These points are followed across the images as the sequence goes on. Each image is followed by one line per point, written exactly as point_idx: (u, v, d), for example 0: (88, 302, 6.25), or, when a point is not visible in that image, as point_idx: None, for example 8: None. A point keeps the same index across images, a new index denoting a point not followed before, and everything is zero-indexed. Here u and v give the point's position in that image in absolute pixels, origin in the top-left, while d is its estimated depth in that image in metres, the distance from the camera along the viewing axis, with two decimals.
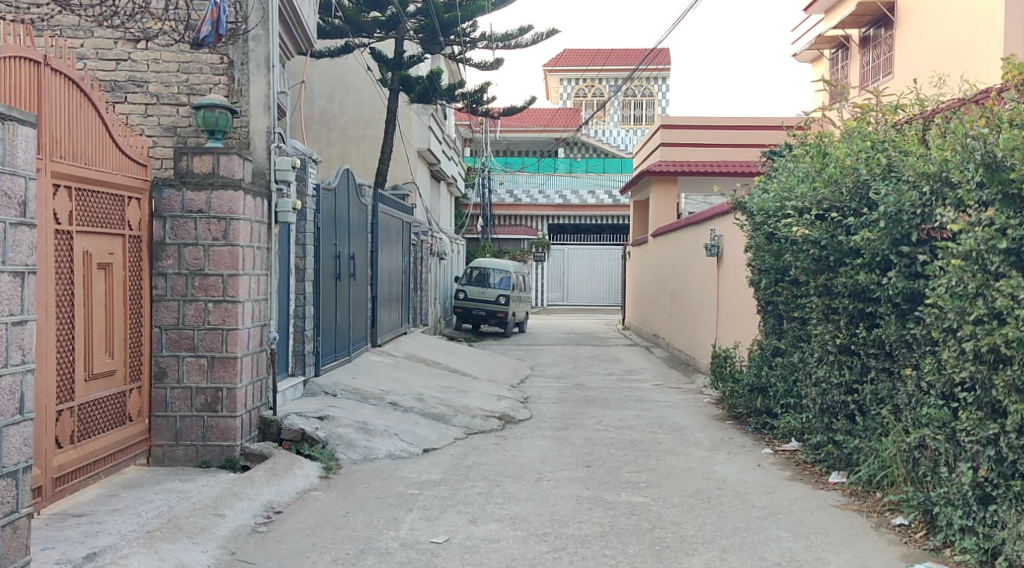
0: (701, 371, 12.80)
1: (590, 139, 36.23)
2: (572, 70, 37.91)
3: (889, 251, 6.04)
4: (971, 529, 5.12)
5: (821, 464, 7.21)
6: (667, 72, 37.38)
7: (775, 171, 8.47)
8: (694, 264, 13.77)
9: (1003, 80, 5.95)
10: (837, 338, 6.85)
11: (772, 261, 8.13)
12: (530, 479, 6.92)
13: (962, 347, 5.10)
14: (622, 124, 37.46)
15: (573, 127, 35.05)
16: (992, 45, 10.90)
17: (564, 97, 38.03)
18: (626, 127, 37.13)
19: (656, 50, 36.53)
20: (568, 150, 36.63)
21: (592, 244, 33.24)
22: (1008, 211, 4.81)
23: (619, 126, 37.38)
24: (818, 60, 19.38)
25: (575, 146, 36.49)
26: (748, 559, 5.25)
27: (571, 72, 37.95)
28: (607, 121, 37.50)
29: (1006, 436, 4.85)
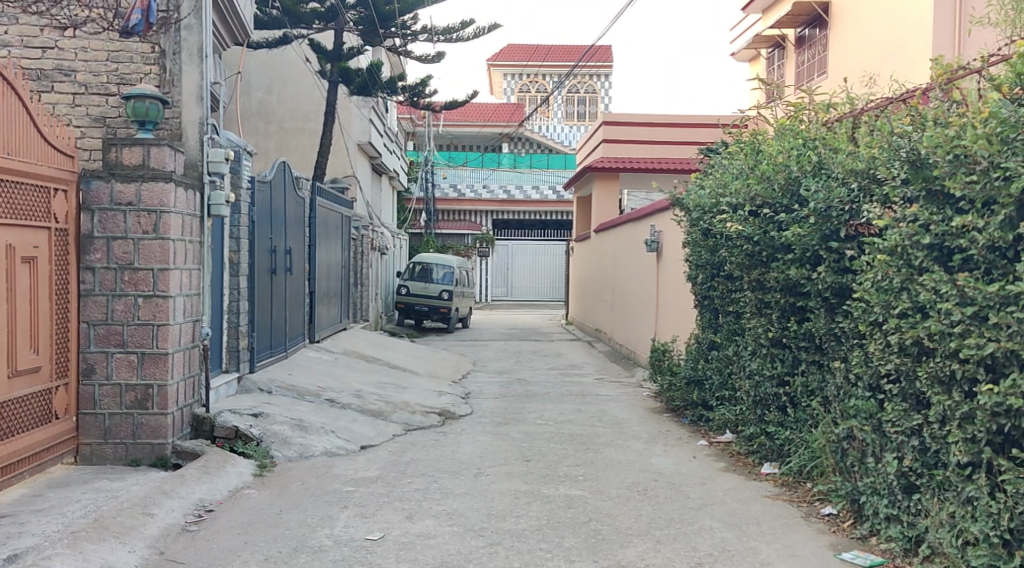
0: (641, 365, 12.91)
1: (534, 134, 36.36)
2: (514, 65, 37.97)
3: (819, 246, 6.17)
4: (896, 518, 5.28)
5: (753, 456, 7.32)
6: (609, 68, 37.60)
7: (711, 167, 8.55)
8: (634, 260, 13.88)
9: (931, 80, 5.99)
10: (769, 332, 6.97)
11: (708, 256, 8.24)
12: (468, 475, 6.90)
13: (887, 340, 5.21)
14: (566, 120, 37.55)
15: (515, 123, 34.99)
16: (920, 46, 11.21)
17: (508, 92, 38.03)
18: (569, 122, 37.28)
19: (597, 48, 36.85)
20: (512, 145, 36.62)
21: (536, 239, 33.42)
22: (932, 207, 4.93)
23: (562, 121, 37.44)
24: (753, 60, 19.68)
25: (519, 141, 36.65)
26: (681, 550, 5.31)
27: (514, 67, 38.01)
28: (551, 116, 37.53)
29: (929, 427, 4.97)
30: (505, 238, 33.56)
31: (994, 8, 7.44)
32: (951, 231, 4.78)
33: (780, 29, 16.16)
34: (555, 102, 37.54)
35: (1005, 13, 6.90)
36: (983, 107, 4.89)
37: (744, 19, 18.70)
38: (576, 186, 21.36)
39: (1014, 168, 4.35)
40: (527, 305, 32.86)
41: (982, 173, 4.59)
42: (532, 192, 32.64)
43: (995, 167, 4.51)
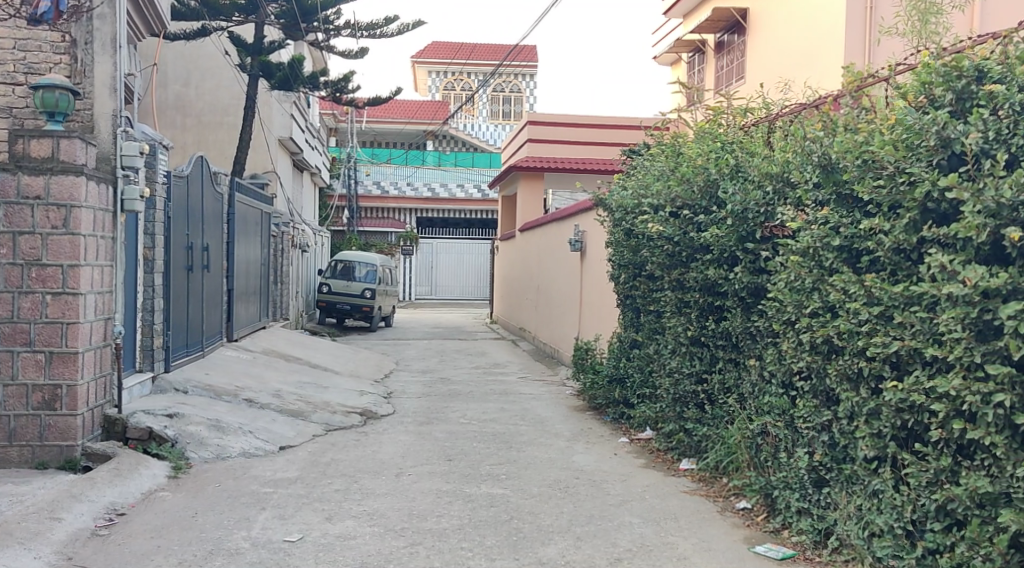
0: (564, 364, 13.01)
1: (458, 133, 36.28)
2: (438, 63, 37.68)
3: (736, 247, 6.34)
4: (807, 511, 5.45)
5: (673, 452, 7.47)
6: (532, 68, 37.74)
7: (634, 168, 8.63)
8: (558, 260, 13.99)
9: (843, 87, 6.14)
10: (689, 331, 7.10)
11: (630, 256, 8.33)
12: (389, 475, 6.85)
13: (799, 338, 5.38)
14: (490, 119, 37.56)
15: (440, 119, 35.06)
16: (832, 54, 11.57)
17: (432, 90, 37.83)
18: (494, 121, 37.32)
19: (521, 47, 36.99)
20: (435, 143, 36.46)
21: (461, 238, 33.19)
22: (842, 210, 5.11)
23: (487, 120, 37.43)
24: (675, 63, 20.00)
25: (444, 139, 36.58)
26: (601, 546, 5.37)
27: (437, 65, 37.74)
28: (475, 114, 37.49)
29: (838, 422, 5.16)
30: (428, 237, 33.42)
31: (901, 19, 7.71)
32: (859, 233, 4.95)
33: (700, 34, 16.45)
34: (479, 100, 37.51)
35: (911, 23, 7.16)
36: (891, 114, 5.06)
37: (666, 23, 18.98)
38: (501, 186, 21.41)
39: (919, 173, 4.51)
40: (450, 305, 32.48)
41: (889, 178, 4.74)
42: (456, 191, 32.75)
43: (901, 172, 4.67)
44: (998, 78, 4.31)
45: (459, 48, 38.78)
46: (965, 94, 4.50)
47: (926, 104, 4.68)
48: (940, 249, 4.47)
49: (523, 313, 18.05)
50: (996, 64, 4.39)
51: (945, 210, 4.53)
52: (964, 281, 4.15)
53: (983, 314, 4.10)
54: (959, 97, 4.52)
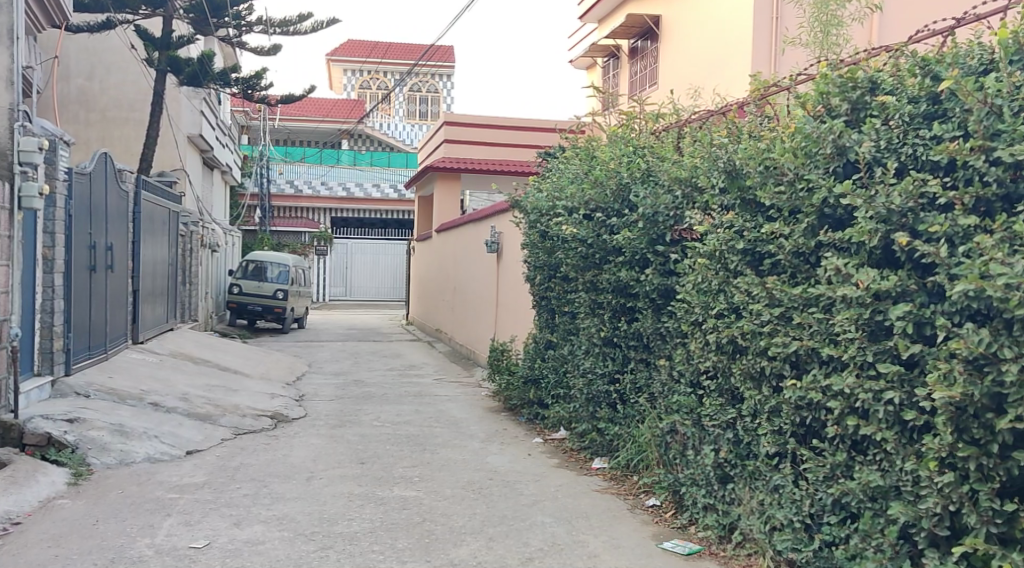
0: (480, 365, 13.05)
1: (375, 132, 35.99)
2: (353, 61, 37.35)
3: (647, 249, 6.47)
4: (712, 507, 5.61)
5: (586, 451, 7.58)
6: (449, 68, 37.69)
7: (548, 171, 8.70)
8: (475, 260, 14.01)
9: (747, 95, 6.31)
10: (602, 332, 7.20)
11: (545, 258, 8.41)
12: (300, 478, 6.77)
13: (706, 339, 5.53)
14: (407, 119, 37.35)
15: (355, 119, 34.34)
16: (739, 62, 11.91)
17: (348, 88, 37.45)
18: (411, 121, 37.14)
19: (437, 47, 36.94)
20: (351, 142, 36.04)
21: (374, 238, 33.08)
22: (746, 214, 5.27)
23: (403, 120, 37.22)
24: (590, 67, 20.26)
25: (359, 138, 36.26)
26: (513, 546, 5.41)
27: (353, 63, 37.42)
28: (392, 114, 37.23)
29: (742, 420, 5.31)
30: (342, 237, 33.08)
31: (804, 29, 7.99)
32: (761, 237, 5.12)
33: (614, 39, 16.68)
34: (396, 100, 37.27)
35: (814, 35, 7.41)
36: (791, 122, 5.23)
37: (581, 27, 19.22)
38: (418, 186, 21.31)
39: (816, 180, 4.68)
40: (365, 305, 32.39)
41: (789, 184, 4.93)
42: (372, 190, 32.39)
43: (800, 178, 4.85)
44: (888, 89, 4.50)
45: (375, 47, 38.42)
46: (860, 105, 4.69)
47: (823, 113, 4.86)
48: (835, 253, 4.65)
49: (439, 314, 18.01)
50: (887, 77, 4.59)
51: (841, 215, 4.70)
52: (857, 284, 4.32)
53: (874, 315, 4.27)
54: (854, 107, 4.70)
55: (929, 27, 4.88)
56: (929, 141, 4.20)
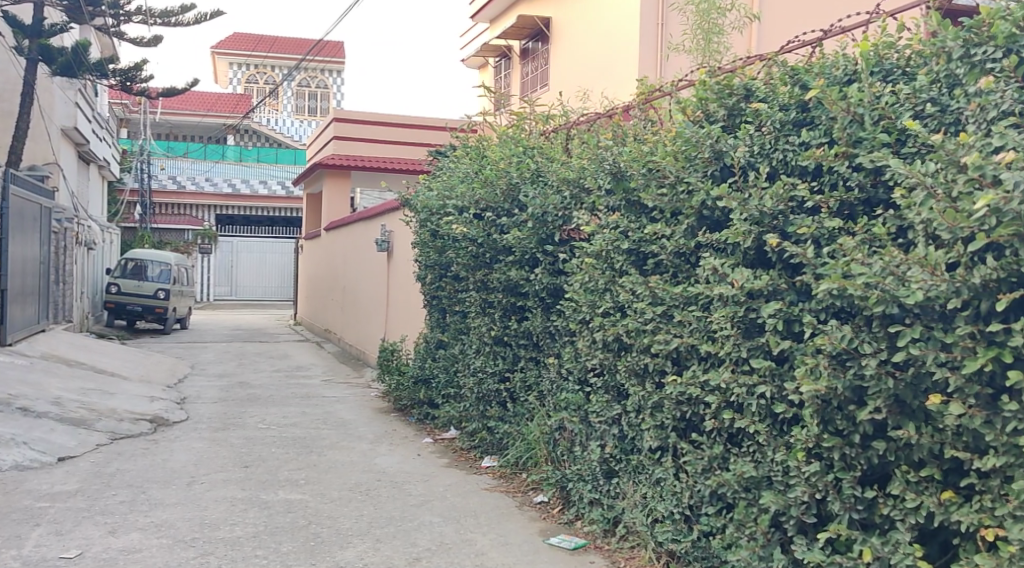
0: (370, 365, 12.93)
1: (262, 128, 35.18)
2: (239, 54, 36.47)
3: (536, 249, 6.54)
4: (598, 501, 5.73)
5: (476, 450, 7.63)
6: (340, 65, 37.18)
7: (439, 170, 8.69)
8: (365, 260, 13.88)
9: (632, 98, 6.45)
10: (492, 331, 7.23)
11: (435, 257, 8.40)
12: (181, 484, 6.56)
13: (592, 337, 5.64)
14: (295, 115, 36.66)
15: (240, 114, 34.00)
16: (627, 66, 12.18)
17: (234, 83, 36.53)
18: (299, 117, 36.44)
19: (326, 43, 36.39)
20: (237, 138, 35.15)
21: (262, 237, 32.14)
22: (631, 215, 5.40)
23: (292, 116, 36.53)
24: (480, 67, 20.36)
25: (246, 134, 35.39)
26: (400, 547, 5.40)
27: (238, 57, 36.52)
28: (280, 110, 36.41)
29: (627, 415, 5.44)
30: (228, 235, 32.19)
31: (687, 36, 8.25)
32: (644, 237, 5.25)
33: (506, 40, 16.75)
34: (283, 95, 36.50)
35: (696, 42, 7.65)
36: (673, 126, 5.40)
37: (473, 27, 19.27)
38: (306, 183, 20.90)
39: (695, 183, 4.84)
40: (251, 305, 31.60)
41: (670, 186, 5.06)
42: (258, 185, 31.72)
43: (681, 181, 4.98)
44: (761, 95, 4.69)
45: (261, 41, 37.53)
46: (735, 111, 4.88)
47: (702, 119, 5.02)
48: (713, 254, 4.82)
49: (328, 314, 17.74)
50: (760, 84, 4.77)
51: (718, 217, 4.87)
52: (733, 283, 4.49)
53: (748, 313, 4.45)
54: (730, 113, 4.89)
55: (799, 37, 5.09)
56: (798, 146, 4.39)
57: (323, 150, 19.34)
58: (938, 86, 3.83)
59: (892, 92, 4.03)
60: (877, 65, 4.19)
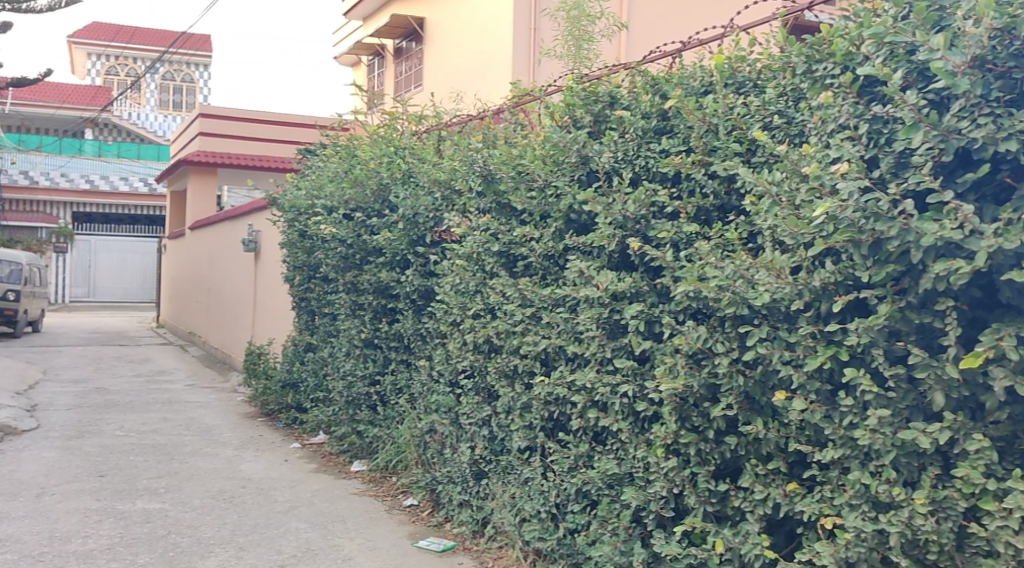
0: (236, 369, 12.57)
1: (123, 122, 33.63)
2: (97, 45, 34.81)
3: (407, 251, 6.51)
4: (467, 503, 5.77)
5: (345, 455, 7.55)
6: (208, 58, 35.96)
7: (308, 168, 8.54)
8: (232, 260, 13.49)
9: (502, 102, 6.52)
10: (362, 333, 7.15)
11: (304, 258, 8.25)
12: (29, 496, 6.20)
13: (463, 338, 5.65)
14: (159, 109, 35.13)
15: (98, 107, 32.45)
16: (500, 70, 12.29)
17: (93, 74, 34.81)
18: (163, 112, 34.98)
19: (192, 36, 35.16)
20: (96, 131, 33.51)
21: (124, 235, 30.79)
22: (501, 218, 5.46)
23: (155, 110, 35.00)
24: (355, 66, 20.11)
25: (105, 127, 33.82)
26: (264, 555, 5.28)
27: (97, 47, 34.85)
28: (143, 103, 34.94)
29: (496, 417, 5.48)
30: (86, 233, 30.58)
31: (557, 42, 8.41)
32: (513, 240, 5.31)
33: (380, 39, 16.61)
34: (147, 88, 35.02)
35: (568, 48, 7.81)
36: (542, 130, 5.49)
37: (347, 24, 19.00)
38: (171, 180, 20.10)
39: (563, 187, 4.93)
40: (111, 306, 30.32)
41: (539, 190, 5.14)
42: (119, 182, 30.32)
43: (549, 185, 5.07)
44: (625, 103, 4.84)
45: (121, 31, 35.88)
46: (601, 118, 5.01)
47: (570, 124, 5.13)
48: (580, 256, 4.92)
49: (193, 317, 17.13)
50: (624, 92, 4.92)
51: (585, 220, 4.99)
52: (597, 285, 4.58)
53: (613, 314, 4.57)
54: (596, 120, 5.02)
55: (660, 48, 5.27)
56: (658, 154, 4.54)
57: (189, 146, 18.67)
58: (785, 98, 4.04)
59: (743, 104, 4.23)
60: (731, 77, 4.41)
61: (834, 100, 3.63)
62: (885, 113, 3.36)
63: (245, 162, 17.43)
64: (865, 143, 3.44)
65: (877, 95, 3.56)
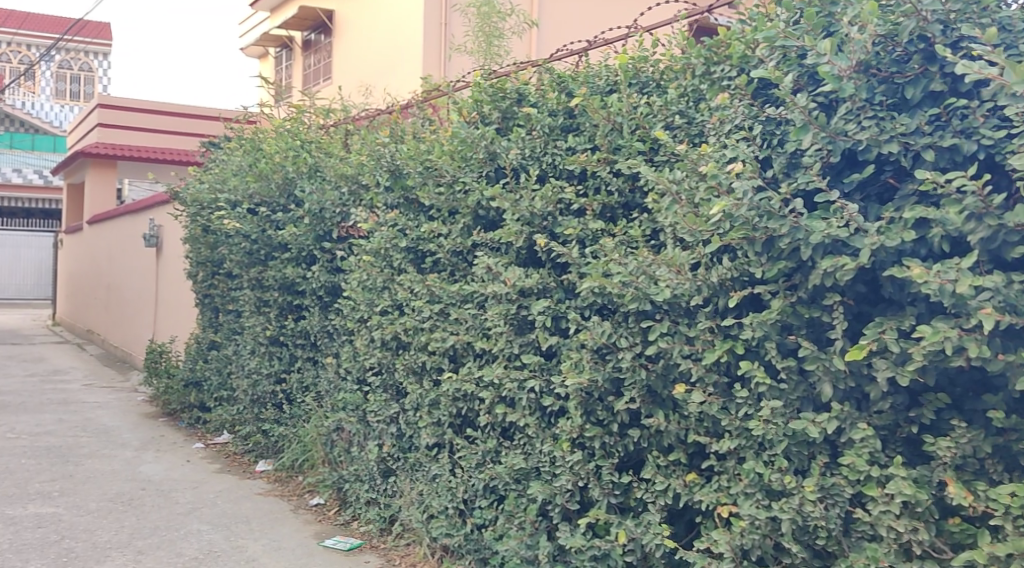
0: (136, 368, 12.19)
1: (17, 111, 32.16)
2: None
3: (313, 246, 6.42)
4: (375, 501, 5.74)
5: (250, 454, 7.42)
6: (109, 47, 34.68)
7: (211, 162, 8.33)
8: (132, 256, 13.06)
9: (410, 97, 6.49)
10: (268, 331, 7.00)
11: (207, 253, 8.06)
12: None
13: (371, 336, 5.61)
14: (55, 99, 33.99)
15: None
16: (409, 65, 12.24)
17: None
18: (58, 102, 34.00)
19: (90, 23, 33.83)
20: None
21: (18, 229, 29.32)
22: (409, 213, 5.43)
23: (50, 100, 33.86)
24: (263, 58, 19.70)
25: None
26: (163, 558, 5.14)
27: None
28: (37, 93, 33.57)
29: (404, 414, 5.45)
30: None
31: (467, 38, 8.41)
32: (421, 237, 5.29)
33: (288, 30, 16.31)
34: (42, 77, 33.58)
35: (478, 44, 7.83)
36: (450, 126, 5.49)
37: (254, 15, 18.58)
38: (67, 173, 19.30)
39: (471, 183, 4.93)
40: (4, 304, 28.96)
41: (447, 186, 5.13)
42: (13, 174, 28.80)
43: (457, 181, 5.07)
44: (533, 100, 4.88)
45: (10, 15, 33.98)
46: (508, 114, 5.05)
47: (477, 120, 5.14)
48: (488, 253, 4.93)
49: (91, 314, 16.51)
50: (532, 90, 4.96)
51: (493, 217, 5.00)
52: (505, 281, 4.59)
53: (520, 310, 4.59)
54: (504, 116, 5.04)
55: (567, 47, 5.31)
56: (565, 151, 4.59)
57: (87, 137, 17.96)
58: (686, 99, 4.15)
59: (646, 104, 4.31)
60: (635, 77, 4.50)
61: (731, 102, 3.77)
62: (778, 114, 3.50)
63: (148, 155, 16.88)
64: (760, 143, 3.57)
65: (771, 98, 3.72)
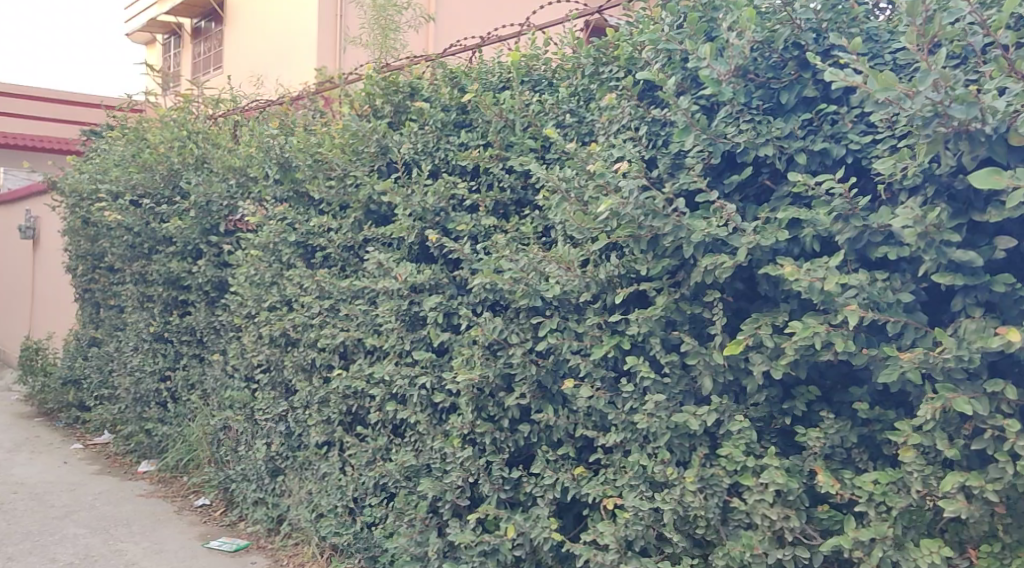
0: (10, 367, 11.59)
1: None
2: None
3: (199, 240, 6.23)
4: (262, 501, 5.62)
5: (132, 454, 7.16)
6: None
7: (92, 151, 7.99)
8: (6, 248, 12.40)
9: (300, 89, 6.38)
10: (151, 327, 6.77)
11: (87, 245, 7.74)
12: None
13: (258, 332, 5.49)
14: None
15: None
16: (303, 56, 12.02)
17: None
18: None
19: None
20: None
21: None
22: (298, 207, 5.33)
23: None
24: (150, 44, 18.97)
25: None
26: (35, 564, 4.93)
27: None
28: None
29: (293, 413, 5.34)
30: None
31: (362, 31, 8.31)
32: (311, 231, 5.20)
33: (177, 17, 15.78)
34: None
35: (374, 37, 7.75)
36: (341, 119, 5.42)
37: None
38: None
39: (362, 176, 4.88)
40: None
41: (338, 179, 5.07)
42: None
43: (347, 175, 5.01)
44: (425, 95, 4.86)
45: None
46: (401, 108, 5.01)
47: (369, 113, 5.09)
48: (379, 248, 4.89)
49: None
50: (425, 84, 4.94)
51: (384, 212, 4.96)
52: (397, 277, 4.56)
53: (411, 306, 4.56)
54: (395, 111, 5.01)
55: (459, 43, 5.31)
56: (457, 147, 4.60)
57: None
58: (576, 98, 4.20)
59: (538, 102, 4.36)
60: (527, 75, 4.54)
61: (618, 102, 3.84)
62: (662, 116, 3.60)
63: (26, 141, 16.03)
64: (645, 143, 3.66)
65: (655, 99, 3.81)
